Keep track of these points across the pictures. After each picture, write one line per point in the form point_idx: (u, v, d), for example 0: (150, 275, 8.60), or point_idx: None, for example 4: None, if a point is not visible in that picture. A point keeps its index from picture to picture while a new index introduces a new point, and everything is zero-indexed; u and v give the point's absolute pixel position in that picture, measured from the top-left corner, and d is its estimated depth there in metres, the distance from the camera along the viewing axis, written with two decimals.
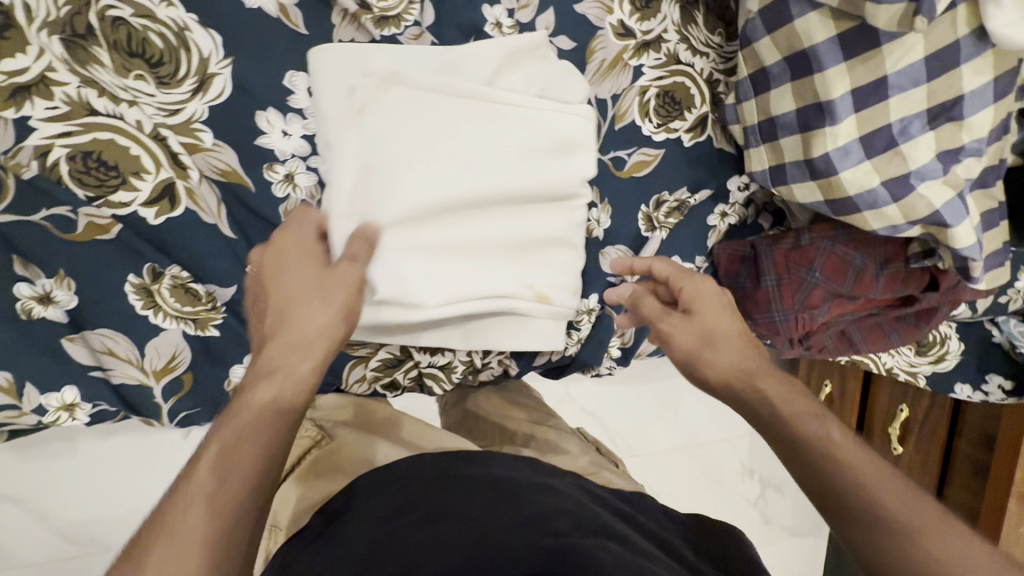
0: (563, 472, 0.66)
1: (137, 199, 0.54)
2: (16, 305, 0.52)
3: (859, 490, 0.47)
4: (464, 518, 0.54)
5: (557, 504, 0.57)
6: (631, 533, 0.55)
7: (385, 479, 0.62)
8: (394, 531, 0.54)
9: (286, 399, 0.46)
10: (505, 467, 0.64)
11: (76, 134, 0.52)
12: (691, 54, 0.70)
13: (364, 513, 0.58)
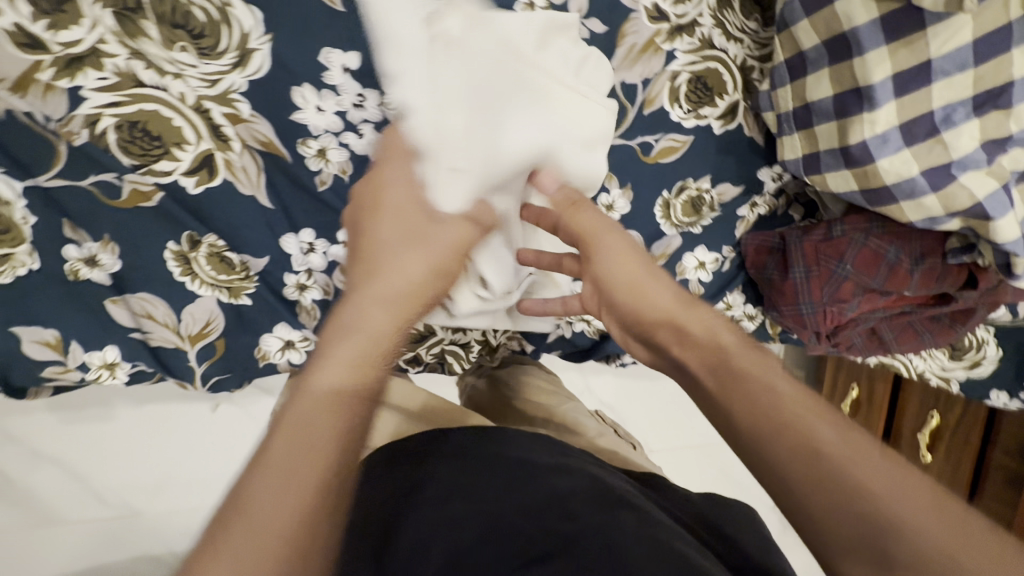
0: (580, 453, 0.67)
1: (178, 168, 0.56)
2: (64, 266, 0.55)
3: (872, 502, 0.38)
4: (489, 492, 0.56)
5: (573, 485, 0.58)
6: (657, 513, 0.57)
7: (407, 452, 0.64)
8: (411, 505, 0.56)
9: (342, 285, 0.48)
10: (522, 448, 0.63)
11: (123, 104, 0.54)
12: (725, 39, 0.69)
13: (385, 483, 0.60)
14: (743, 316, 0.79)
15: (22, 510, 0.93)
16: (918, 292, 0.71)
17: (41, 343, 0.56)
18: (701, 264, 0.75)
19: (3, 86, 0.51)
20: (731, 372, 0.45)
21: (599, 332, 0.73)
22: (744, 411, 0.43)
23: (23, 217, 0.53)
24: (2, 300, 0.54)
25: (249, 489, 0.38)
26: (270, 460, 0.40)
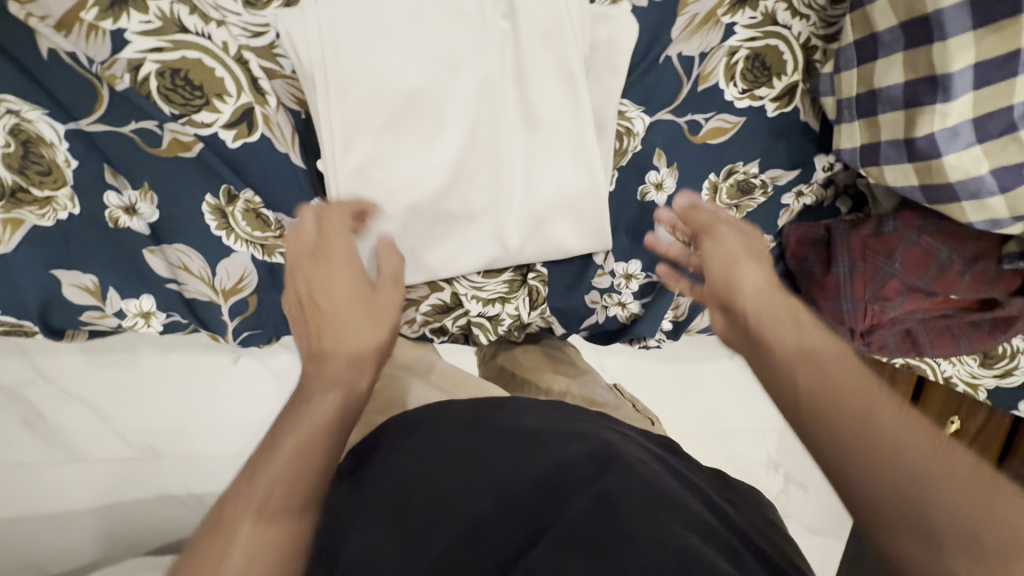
0: (593, 416, 0.69)
1: (218, 120, 0.55)
2: (105, 213, 0.55)
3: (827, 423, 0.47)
4: (504, 462, 0.58)
5: (582, 450, 0.59)
6: (662, 472, 0.60)
7: (426, 418, 0.65)
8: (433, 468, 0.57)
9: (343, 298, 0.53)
10: (533, 418, 0.65)
11: (166, 50, 0.53)
12: (790, 15, 0.65)
13: (406, 448, 0.61)
14: None
15: (47, 447, 0.96)
16: (963, 294, 0.69)
17: (79, 287, 0.57)
18: None
19: (46, 23, 0.50)
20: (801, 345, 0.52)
21: (630, 316, 0.72)
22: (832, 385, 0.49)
23: (66, 160, 0.53)
24: (45, 243, 0.55)
25: (265, 507, 0.46)
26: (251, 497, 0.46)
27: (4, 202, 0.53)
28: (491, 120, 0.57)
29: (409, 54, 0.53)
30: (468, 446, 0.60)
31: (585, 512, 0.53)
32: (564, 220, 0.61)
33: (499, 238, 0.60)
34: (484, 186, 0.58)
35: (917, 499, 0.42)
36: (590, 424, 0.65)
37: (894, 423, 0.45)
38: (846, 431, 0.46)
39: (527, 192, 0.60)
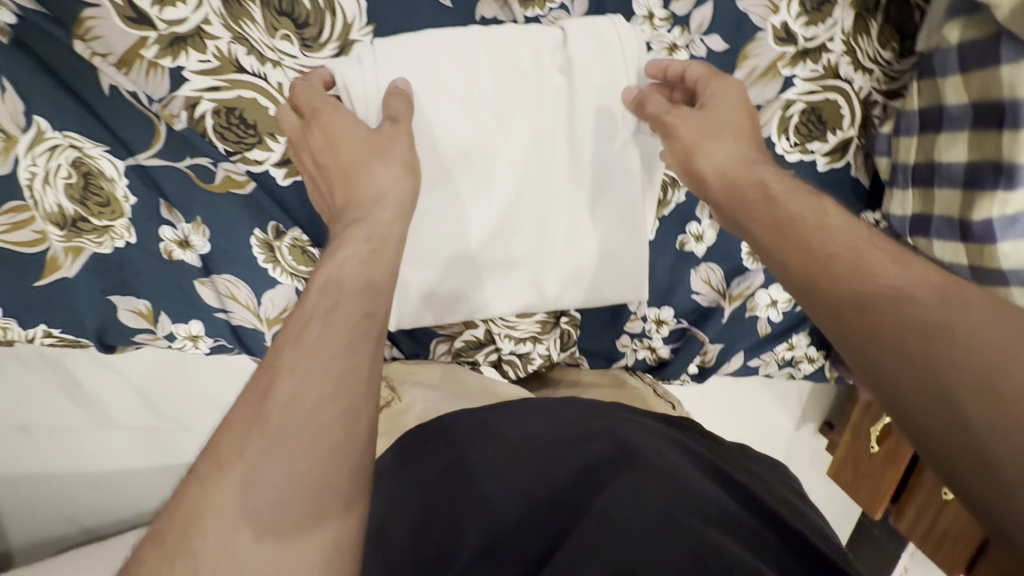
0: (610, 404, 0.65)
1: (270, 159, 0.56)
2: (159, 246, 0.57)
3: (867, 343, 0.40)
4: (521, 478, 0.56)
5: (604, 448, 0.56)
6: (686, 466, 0.56)
7: (436, 425, 0.62)
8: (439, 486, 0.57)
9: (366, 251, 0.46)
10: (540, 421, 0.61)
11: (223, 89, 0.53)
12: (853, 69, 0.63)
13: (419, 458, 0.60)
14: (803, 357, 0.77)
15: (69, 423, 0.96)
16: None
17: (133, 312, 0.60)
18: (773, 302, 0.71)
19: (107, 60, 0.50)
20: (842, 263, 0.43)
21: (658, 360, 0.73)
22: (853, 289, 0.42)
23: (124, 195, 0.55)
24: (104, 270, 0.57)
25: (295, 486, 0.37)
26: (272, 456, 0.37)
27: (65, 231, 0.55)
28: (539, 175, 0.57)
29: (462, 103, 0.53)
30: (480, 455, 0.58)
31: (611, 534, 0.51)
32: (601, 272, 0.61)
33: (536, 284, 0.61)
34: (527, 236, 0.59)
35: (954, 368, 0.37)
36: (600, 419, 0.60)
37: (909, 296, 0.41)
38: (936, 335, 0.38)
39: (565, 246, 0.60)
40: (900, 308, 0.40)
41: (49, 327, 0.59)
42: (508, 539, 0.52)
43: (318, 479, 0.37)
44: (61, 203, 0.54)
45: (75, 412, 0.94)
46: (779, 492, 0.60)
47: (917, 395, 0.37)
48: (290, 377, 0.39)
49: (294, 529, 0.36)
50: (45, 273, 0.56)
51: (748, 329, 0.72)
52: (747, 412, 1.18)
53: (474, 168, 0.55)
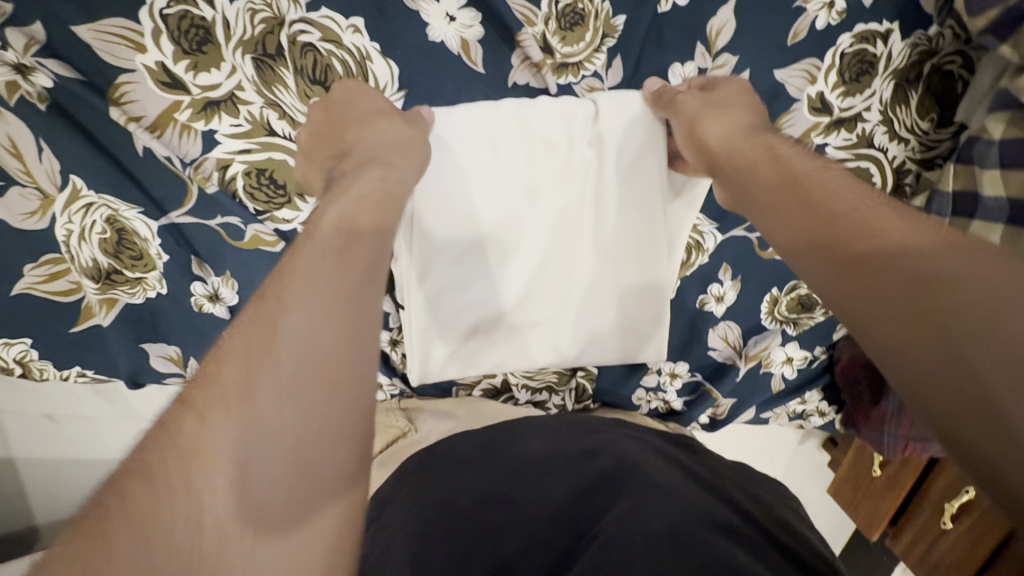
0: (609, 424, 0.66)
1: (298, 218, 0.57)
2: (190, 299, 0.58)
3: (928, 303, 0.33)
4: (520, 495, 0.55)
5: (607, 463, 0.57)
6: (688, 482, 0.55)
7: (434, 457, 0.62)
8: (438, 503, 0.55)
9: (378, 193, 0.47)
10: (537, 443, 0.61)
11: (254, 152, 0.53)
12: (888, 138, 0.62)
13: (420, 491, 0.58)
14: (814, 411, 0.77)
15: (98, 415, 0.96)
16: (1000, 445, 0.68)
17: (164, 357, 0.61)
18: (789, 360, 0.71)
19: (141, 125, 0.51)
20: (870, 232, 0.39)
21: (670, 410, 0.74)
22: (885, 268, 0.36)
23: (157, 253, 0.56)
24: (137, 318, 0.59)
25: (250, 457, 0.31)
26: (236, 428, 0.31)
27: (100, 284, 0.56)
28: (568, 242, 0.57)
29: (491, 174, 0.53)
30: (487, 471, 0.58)
31: (621, 522, 0.49)
32: (624, 338, 0.62)
33: (558, 346, 0.61)
34: (551, 302, 0.59)
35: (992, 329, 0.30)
36: (597, 436, 0.62)
37: (909, 247, 0.36)
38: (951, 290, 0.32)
39: (589, 312, 0.60)
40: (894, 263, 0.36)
41: (83, 368, 0.61)
42: (516, 542, 0.50)
43: (321, 464, 0.33)
44: (96, 258, 0.55)
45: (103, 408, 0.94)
46: (797, 525, 0.57)
47: (906, 343, 0.33)
48: (292, 309, 0.36)
49: (285, 524, 0.30)
50: (79, 320, 0.58)
51: (762, 386, 0.72)
52: (756, 438, 1.19)
53: (498, 237, 0.55)
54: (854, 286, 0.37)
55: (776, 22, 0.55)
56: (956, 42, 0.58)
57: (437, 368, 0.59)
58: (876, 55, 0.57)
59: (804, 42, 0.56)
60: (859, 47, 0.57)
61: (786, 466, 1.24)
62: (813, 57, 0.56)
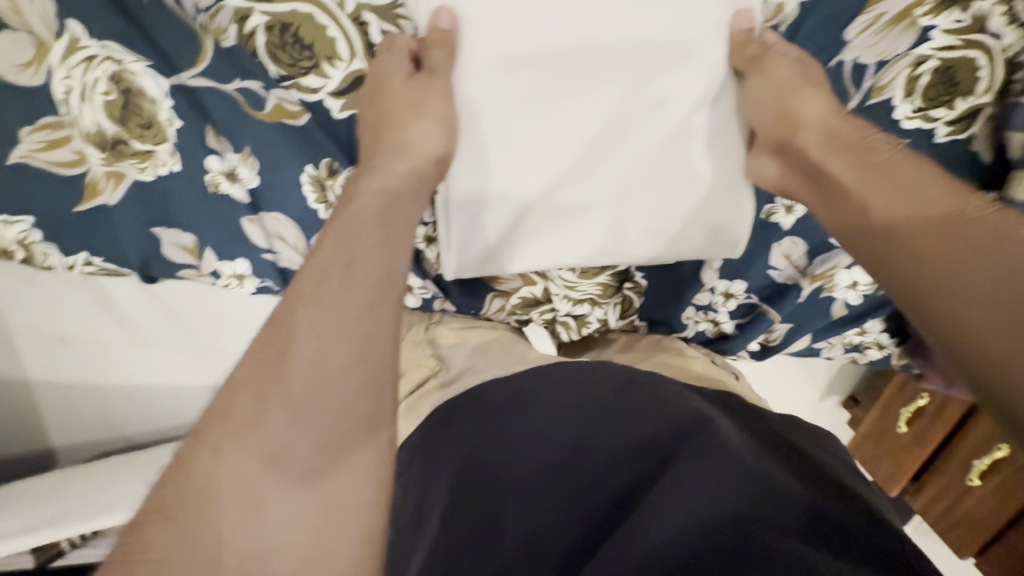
0: (653, 376, 0.58)
1: (326, 87, 0.50)
2: (206, 178, 0.53)
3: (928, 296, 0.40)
4: (557, 450, 0.49)
5: (652, 424, 0.50)
6: (749, 449, 0.48)
7: (466, 408, 0.56)
8: (467, 457, 0.50)
9: (380, 206, 0.44)
10: (573, 391, 0.54)
11: (277, 1, 0.46)
12: (1006, 23, 0.52)
13: (449, 445, 0.53)
14: (872, 344, 0.71)
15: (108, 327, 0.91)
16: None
17: (178, 246, 0.56)
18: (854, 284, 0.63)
19: None
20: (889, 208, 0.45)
21: (719, 333, 0.69)
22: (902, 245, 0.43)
23: (168, 119, 0.50)
24: (147, 198, 0.53)
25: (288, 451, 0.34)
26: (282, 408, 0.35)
27: (106, 155, 0.50)
28: (634, 121, 0.50)
29: (527, 19, 0.45)
30: (515, 425, 0.52)
31: (666, 492, 0.43)
32: (692, 226, 0.55)
33: (612, 235, 0.55)
34: (604, 181, 0.52)
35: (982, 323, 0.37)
36: (645, 388, 0.54)
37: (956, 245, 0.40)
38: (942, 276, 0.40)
39: (648, 201, 0.53)
40: (949, 243, 0.41)
41: (91, 255, 0.56)
42: (545, 496, 0.46)
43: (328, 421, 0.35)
44: (101, 123, 0.49)
45: (110, 321, 0.89)
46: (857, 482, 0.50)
47: (990, 325, 0.36)
48: (308, 333, 0.37)
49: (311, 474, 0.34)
50: (84, 199, 0.53)
51: (821, 312, 0.66)
52: (789, 385, 1.14)
53: (542, 98, 0.48)
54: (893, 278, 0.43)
55: None
56: None
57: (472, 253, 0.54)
58: None
59: None
60: None
61: (817, 416, 1.20)
62: None
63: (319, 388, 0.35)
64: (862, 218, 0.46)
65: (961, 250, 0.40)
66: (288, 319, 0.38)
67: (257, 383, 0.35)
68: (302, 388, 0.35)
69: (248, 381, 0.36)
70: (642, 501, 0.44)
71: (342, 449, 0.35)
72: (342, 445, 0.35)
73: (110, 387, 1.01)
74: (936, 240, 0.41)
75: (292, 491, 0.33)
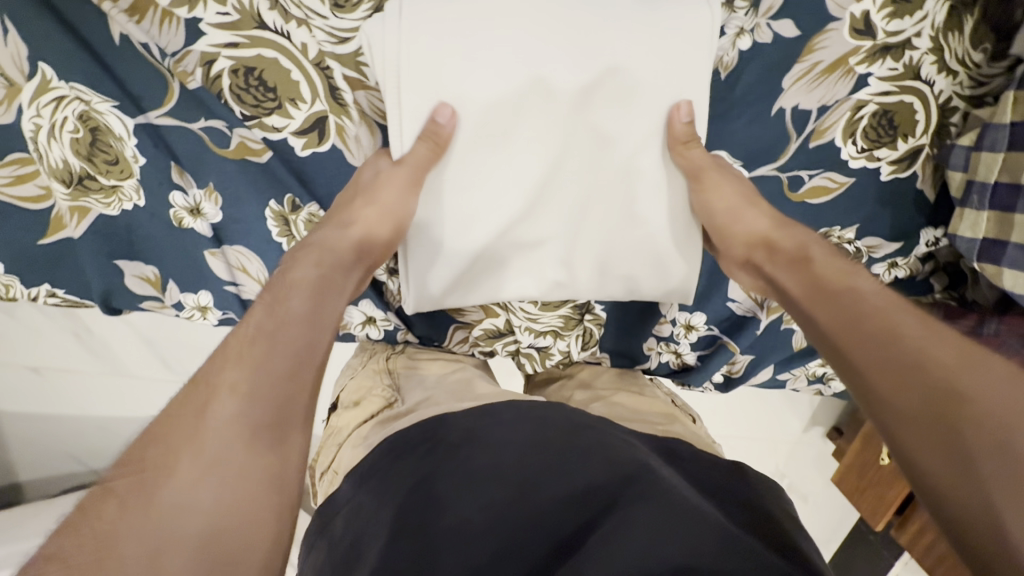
0: (599, 418, 0.60)
1: (289, 126, 0.51)
2: (169, 212, 0.54)
3: (904, 384, 0.41)
4: (504, 490, 0.51)
5: (596, 467, 0.52)
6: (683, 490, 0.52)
7: (421, 436, 0.57)
8: (412, 489, 0.52)
9: (316, 274, 0.49)
10: (526, 430, 0.56)
11: (242, 46, 0.48)
12: (937, 71, 0.56)
13: (396, 474, 0.54)
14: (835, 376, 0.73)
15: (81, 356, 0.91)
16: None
17: (141, 278, 0.57)
18: None
19: (119, 5, 0.46)
20: (843, 303, 0.48)
21: (682, 365, 0.70)
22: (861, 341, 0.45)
23: (133, 155, 0.51)
24: (111, 232, 0.54)
25: (191, 493, 0.35)
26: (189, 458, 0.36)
27: (71, 189, 0.52)
28: (583, 152, 0.52)
29: (480, 62, 0.47)
30: (464, 464, 0.53)
31: (604, 541, 0.45)
32: (634, 256, 0.56)
33: (567, 269, 0.56)
34: (559, 217, 0.54)
35: (951, 411, 0.38)
36: (591, 433, 0.57)
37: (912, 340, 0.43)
38: (907, 370, 0.41)
39: (595, 229, 0.55)
40: (879, 321, 0.45)
41: (52, 287, 0.57)
42: (489, 536, 0.47)
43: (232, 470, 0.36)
44: (67, 159, 0.50)
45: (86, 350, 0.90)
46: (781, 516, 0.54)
47: (916, 413, 0.39)
48: (227, 393, 0.39)
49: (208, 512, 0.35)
50: (49, 232, 0.54)
51: (781, 344, 0.68)
52: (768, 418, 1.14)
53: (494, 138, 0.50)
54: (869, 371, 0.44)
55: None
56: None
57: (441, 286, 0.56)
58: None
59: None
60: None
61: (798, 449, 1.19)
62: None
63: (254, 390, 0.40)
64: (833, 316, 0.48)
65: (899, 339, 0.44)
66: (211, 377, 0.40)
67: (178, 429, 0.38)
68: (239, 393, 0.39)
69: (161, 429, 0.38)
70: (583, 538, 0.47)
71: (269, 442, 0.39)
72: (271, 440, 0.39)
73: (79, 420, 1.00)
74: (872, 315, 0.46)
75: (219, 481, 0.36)
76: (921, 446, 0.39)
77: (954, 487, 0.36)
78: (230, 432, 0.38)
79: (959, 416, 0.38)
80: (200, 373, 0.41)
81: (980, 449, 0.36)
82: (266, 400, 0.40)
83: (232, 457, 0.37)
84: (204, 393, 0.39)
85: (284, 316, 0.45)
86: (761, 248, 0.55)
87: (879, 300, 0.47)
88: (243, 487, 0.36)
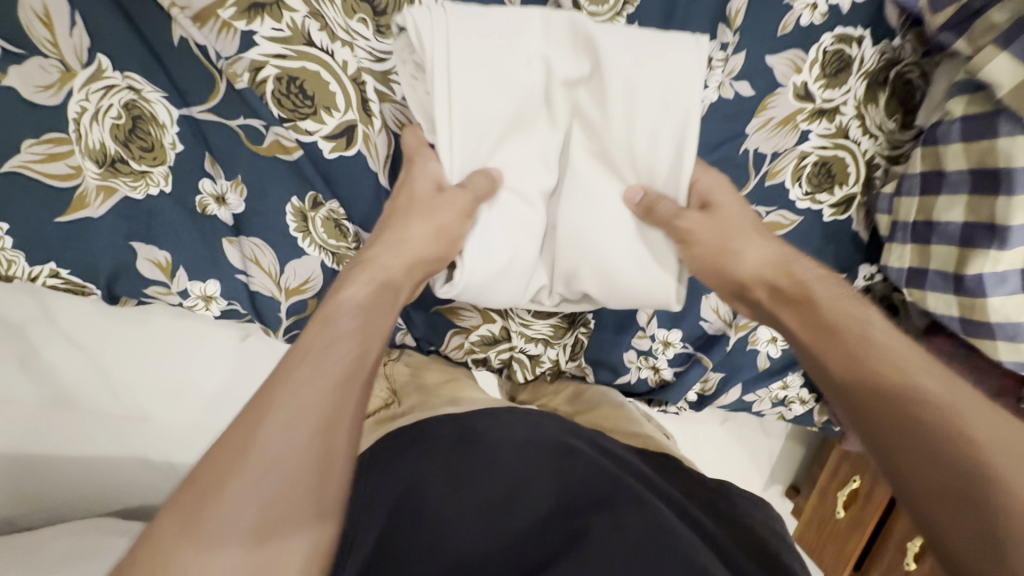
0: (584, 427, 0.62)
1: (320, 131, 0.57)
2: (196, 198, 0.58)
3: (928, 434, 0.43)
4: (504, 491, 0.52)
5: (588, 469, 0.55)
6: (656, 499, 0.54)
7: (415, 437, 0.58)
8: (414, 484, 0.53)
9: (367, 292, 0.52)
10: (521, 429, 0.58)
11: (289, 59, 0.54)
12: (861, 133, 0.69)
13: (386, 474, 0.54)
14: (795, 398, 0.80)
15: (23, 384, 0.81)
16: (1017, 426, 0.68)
17: (152, 262, 0.59)
18: (772, 338, 0.74)
19: (186, 13, 0.52)
20: (846, 345, 0.52)
21: (659, 381, 0.76)
22: (868, 388, 0.48)
23: (171, 142, 0.55)
24: (133, 214, 0.57)
25: (266, 511, 0.38)
26: (239, 489, 0.38)
27: (103, 169, 0.54)
28: (575, 142, 0.59)
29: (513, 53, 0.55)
30: (456, 469, 0.54)
31: (603, 534, 0.48)
32: (625, 253, 0.59)
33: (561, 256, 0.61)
34: (567, 198, 0.59)
35: (965, 464, 0.41)
36: (582, 437, 0.60)
37: (931, 388, 0.46)
38: (913, 415, 0.45)
39: (586, 215, 0.59)
40: (892, 369, 0.48)
41: (58, 267, 0.57)
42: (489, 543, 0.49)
43: (286, 495, 0.39)
44: (105, 141, 0.54)
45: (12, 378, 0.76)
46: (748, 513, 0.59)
47: (921, 471, 0.42)
48: (276, 420, 0.40)
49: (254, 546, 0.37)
50: (69, 210, 0.55)
51: (747, 363, 0.75)
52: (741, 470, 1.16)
53: (513, 125, 0.57)
54: (880, 423, 0.46)
55: (769, 13, 0.64)
56: (915, 55, 0.68)
57: (507, 301, 0.61)
58: (851, 56, 0.66)
59: (791, 34, 0.64)
60: (838, 46, 0.66)
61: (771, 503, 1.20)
62: (799, 49, 0.65)
63: (311, 407, 0.41)
64: (847, 354, 0.51)
65: (912, 386, 0.47)
66: (260, 402, 0.41)
67: (231, 451, 0.39)
68: (290, 410, 0.41)
69: (212, 455, 0.39)
70: (575, 533, 0.49)
71: (317, 468, 0.40)
72: (319, 466, 0.40)
73: None
74: (880, 361, 0.49)
75: (263, 495, 0.38)
76: (932, 481, 0.42)
77: (967, 542, 0.39)
78: (281, 472, 0.39)
79: (970, 477, 0.40)
80: (251, 397, 0.42)
81: (997, 509, 0.38)
82: (319, 428, 0.41)
83: (281, 475, 0.39)
84: (270, 406, 0.41)
85: (333, 337, 0.46)
86: (763, 289, 0.59)
87: (898, 345, 0.50)
88: (291, 499, 0.39)
